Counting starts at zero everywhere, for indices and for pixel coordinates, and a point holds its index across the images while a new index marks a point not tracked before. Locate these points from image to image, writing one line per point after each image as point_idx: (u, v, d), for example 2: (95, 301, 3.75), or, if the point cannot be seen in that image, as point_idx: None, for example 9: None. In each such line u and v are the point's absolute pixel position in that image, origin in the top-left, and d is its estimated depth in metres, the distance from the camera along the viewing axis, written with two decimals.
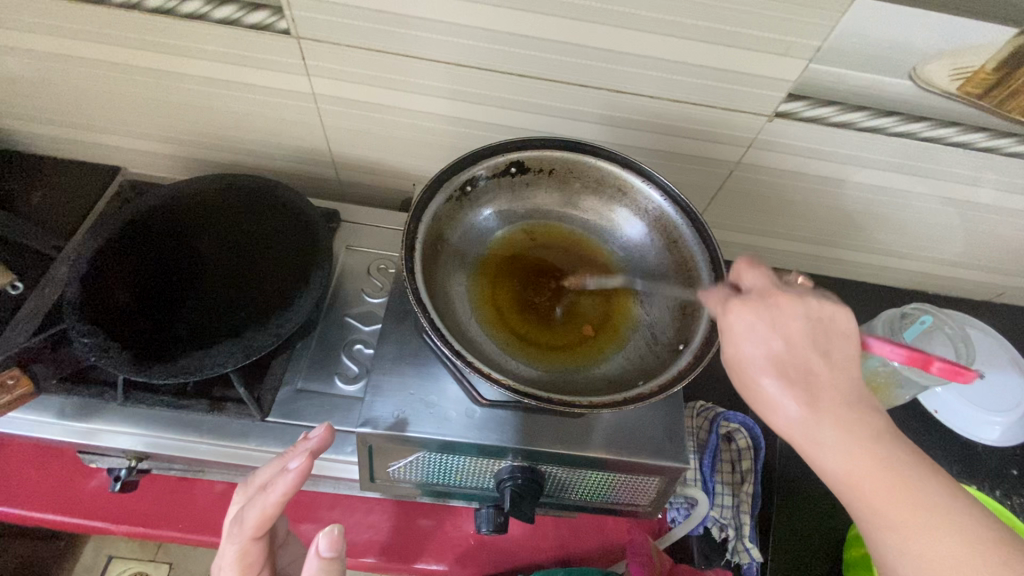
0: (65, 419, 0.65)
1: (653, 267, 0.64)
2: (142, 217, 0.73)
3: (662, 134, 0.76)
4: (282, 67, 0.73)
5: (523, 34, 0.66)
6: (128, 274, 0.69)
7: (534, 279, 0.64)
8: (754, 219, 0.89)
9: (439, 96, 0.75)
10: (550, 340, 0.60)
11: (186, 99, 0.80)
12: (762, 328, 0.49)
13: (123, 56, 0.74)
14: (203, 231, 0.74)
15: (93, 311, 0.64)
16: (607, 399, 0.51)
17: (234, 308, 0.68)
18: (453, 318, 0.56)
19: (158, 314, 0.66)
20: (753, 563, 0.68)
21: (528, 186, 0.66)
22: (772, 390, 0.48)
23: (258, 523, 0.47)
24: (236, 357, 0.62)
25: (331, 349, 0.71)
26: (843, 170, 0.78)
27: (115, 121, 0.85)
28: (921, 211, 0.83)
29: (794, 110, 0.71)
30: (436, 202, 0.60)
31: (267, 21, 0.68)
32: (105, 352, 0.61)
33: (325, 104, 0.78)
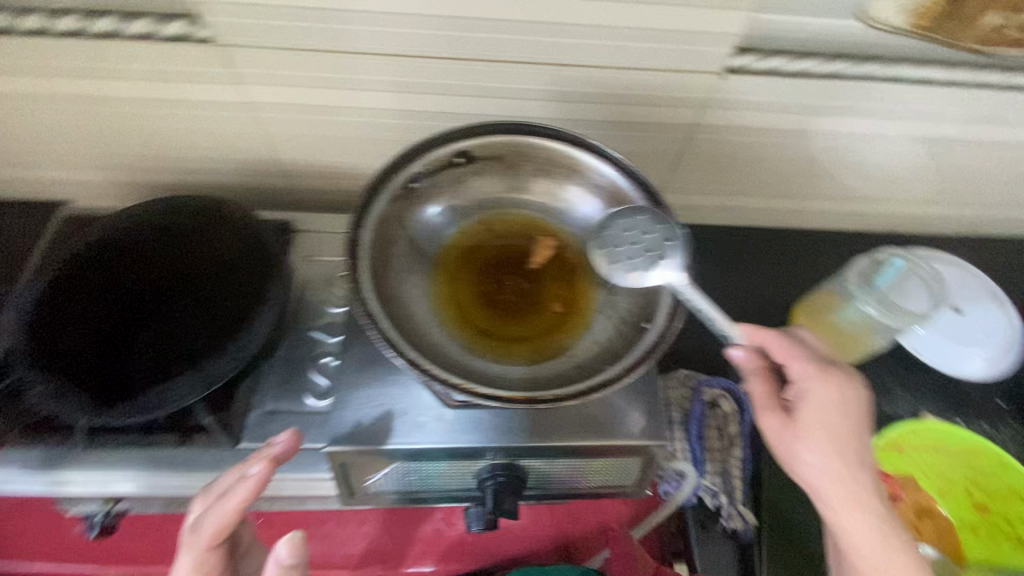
0: (30, 471, 0.63)
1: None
2: (88, 250, 0.69)
3: (615, 104, 0.73)
4: (212, 79, 0.70)
5: (456, 16, 0.63)
6: (76, 316, 0.66)
7: (497, 275, 0.63)
8: (722, 181, 0.87)
9: (382, 94, 0.72)
10: (515, 333, 0.59)
11: (117, 124, 0.76)
12: (823, 398, 0.60)
13: (44, 87, 0.71)
14: (154, 257, 0.71)
15: (41, 358, 0.61)
16: (579, 389, 0.50)
17: (194, 334, 0.66)
18: (410, 321, 0.55)
19: (112, 353, 0.64)
20: (746, 526, 0.69)
21: (478, 174, 0.63)
22: (805, 435, 0.59)
23: (217, 531, 0.50)
24: (197, 389, 0.60)
25: (299, 365, 0.69)
26: (803, 120, 0.76)
27: (44, 153, 0.81)
28: (888, 154, 0.82)
29: (743, 65, 0.69)
30: (379, 204, 0.57)
31: (186, 31, 0.65)
32: (62, 399, 0.58)
33: (263, 113, 0.75)
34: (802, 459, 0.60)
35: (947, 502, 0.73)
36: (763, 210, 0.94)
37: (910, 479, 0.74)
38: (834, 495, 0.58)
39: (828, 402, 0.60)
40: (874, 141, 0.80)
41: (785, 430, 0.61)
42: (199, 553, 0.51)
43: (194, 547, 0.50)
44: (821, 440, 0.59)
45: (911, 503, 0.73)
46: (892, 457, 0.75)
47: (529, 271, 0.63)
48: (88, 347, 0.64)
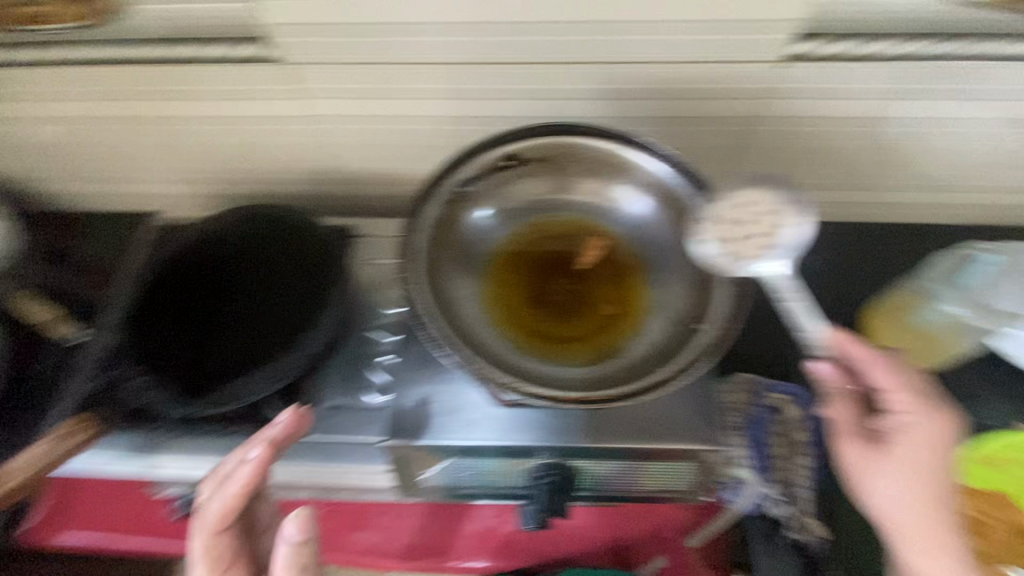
0: (128, 455, 0.70)
1: (666, 247, 0.63)
2: (175, 255, 0.77)
3: (668, 100, 0.72)
4: (281, 95, 0.75)
5: (505, 21, 0.64)
6: (164, 317, 0.72)
7: (547, 274, 0.64)
8: (785, 175, 0.83)
9: (434, 101, 0.74)
10: (566, 333, 0.61)
11: (199, 140, 0.83)
12: (925, 435, 0.57)
13: (141, 110, 0.79)
14: (231, 262, 0.77)
15: (139, 354, 0.69)
16: (632, 389, 0.52)
17: (268, 334, 0.71)
18: (461, 322, 0.57)
19: (197, 351, 0.71)
20: (815, 539, 0.65)
21: (527, 176, 0.64)
22: (899, 471, 0.57)
23: (220, 515, 0.54)
24: (269, 385, 0.65)
25: (359, 363, 0.73)
26: (876, 106, 0.71)
27: (139, 169, 0.90)
28: (978, 139, 0.75)
29: (807, 52, 0.65)
30: (432, 211, 0.60)
31: (259, 52, 0.71)
32: (159, 390, 0.66)
33: (327, 125, 0.79)
34: (887, 491, 0.57)
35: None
36: (832, 204, 0.88)
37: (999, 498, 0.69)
38: (917, 531, 0.56)
39: (928, 441, 0.56)
40: (960, 127, 0.73)
41: (874, 458, 0.58)
42: (207, 535, 0.54)
43: (203, 530, 0.54)
44: (915, 477, 0.56)
45: (1005, 522, 0.68)
46: (983, 476, 0.69)
47: (579, 270, 0.64)
48: (173, 342, 0.71)
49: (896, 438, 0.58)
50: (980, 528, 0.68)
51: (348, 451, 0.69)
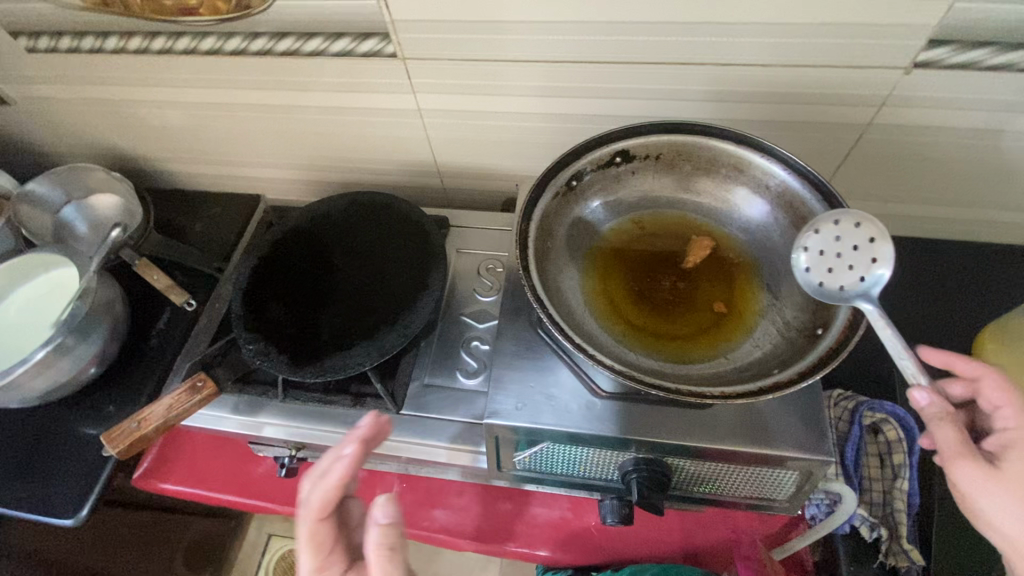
0: (237, 414, 0.76)
1: (775, 251, 0.62)
2: (288, 234, 0.84)
3: (773, 103, 0.71)
4: (390, 88, 0.80)
5: (617, 21, 0.65)
6: (276, 288, 0.78)
7: (650, 271, 0.64)
8: (893, 187, 0.80)
9: (538, 97, 0.76)
10: (670, 329, 0.60)
11: (310, 128, 0.89)
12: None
13: (261, 98, 0.85)
14: (335, 242, 0.83)
15: (252, 321, 0.74)
16: (752, 391, 0.50)
17: (368, 311, 0.75)
18: (567, 309, 0.58)
19: (302, 322, 0.75)
20: (912, 566, 0.62)
21: (635, 173, 0.66)
22: (1017, 492, 0.52)
23: (321, 505, 0.53)
24: (372, 357, 0.69)
25: (451, 346, 0.76)
26: (1003, 118, 0.67)
27: (251, 153, 0.97)
28: None
29: (936, 58, 0.62)
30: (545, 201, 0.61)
31: (377, 47, 0.74)
32: (268, 356, 0.71)
33: (429, 118, 0.83)
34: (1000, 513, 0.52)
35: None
36: (942, 219, 0.84)
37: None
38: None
39: None
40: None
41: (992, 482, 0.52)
42: (311, 523, 0.54)
43: (306, 520, 0.54)
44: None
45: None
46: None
47: (682, 268, 0.64)
48: (283, 313, 0.76)
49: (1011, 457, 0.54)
50: None
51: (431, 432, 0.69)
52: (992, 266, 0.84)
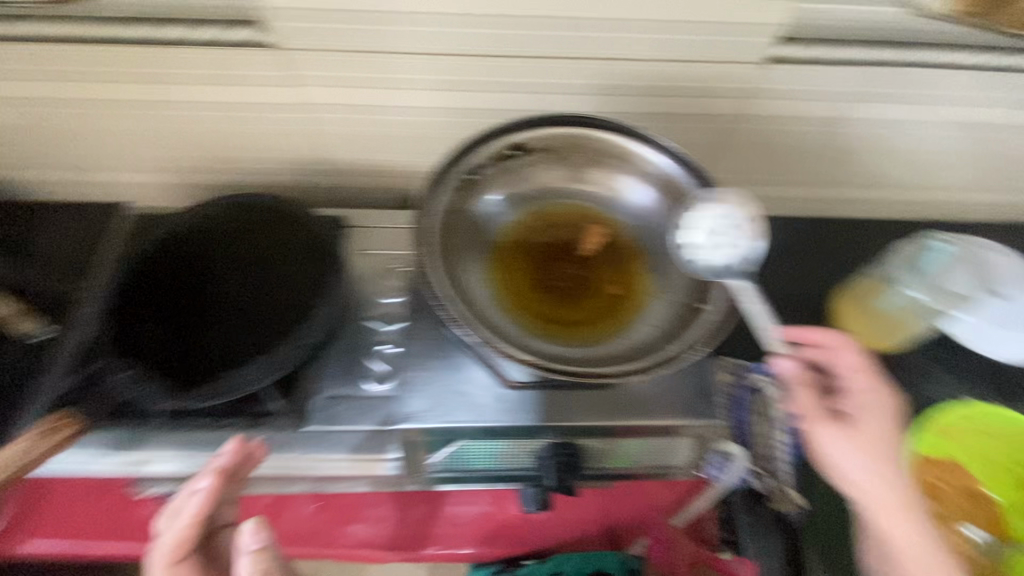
0: (113, 453, 0.68)
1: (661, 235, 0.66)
2: (150, 246, 0.73)
3: (652, 97, 0.75)
4: (267, 82, 0.74)
5: (500, 15, 0.66)
6: (148, 307, 0.69)
7: (550, 261, 0.67)
8: (768, 169, 0.87)
9: (440, 86, 0.74)
10: (571, 316, 0.63)
11: (185, 124, 0.80)
12: (878, 415, 0.62)
13: (111, 92, 0.75)
14: (214, 251, 0.75)
15: (118, 345, 0.65)
16: (643, 368, 0.55)
17: (264, 325, 0.70)
18: (473, 303, 0.59)
19: (188, 342, 0.69)
20: (796, 509, 0.69)
21: (533, 166, 0.67)
22: (859, 447, 0.60)
23: (174, 545, 0.53)
24: (268, 372, 0.63)
25: (357, 354, 0.73)
26: (839, 107, 0.77)
27: (106, 156, 0.85)
28: (924, 141, 0.83)
29: (781, 53, 0.70)
30: (438, 199, 0.62)
31: (250, 37, 0.70)
32: (140, 385, 0.62)
33: (312, 114, 0.78)
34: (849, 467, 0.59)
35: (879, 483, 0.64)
36: (813, 199, 0.94)
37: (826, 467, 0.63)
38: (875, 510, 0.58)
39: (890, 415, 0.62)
40: (925, 121, 0.80)
41: (838, 442, 0.60)
42: (165, 568, 0.53)
43: (160, 565, 0.53)
44: (876, 454, 0.59)
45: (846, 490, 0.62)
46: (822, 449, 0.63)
47: (577, 257, 0.67)
48: (151, 339, 0.67)
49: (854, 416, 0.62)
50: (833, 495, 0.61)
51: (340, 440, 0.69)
52: None
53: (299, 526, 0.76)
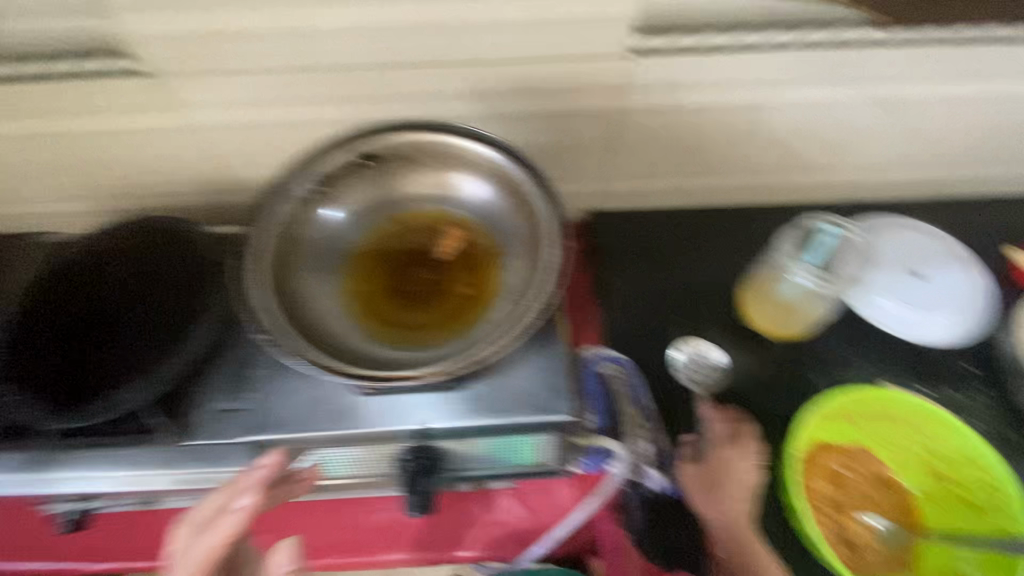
0: (15, 472, 0.57)
1: (519, 234, 0.50)
2: (79, 258, 0.65)
3: (694, 98, 0.67)
4: (266, 100, 0.66)
5: (521, 19, 0.58)
6: (49, 319, 0.60)
7: (401, 265, 0.52)
8: (782, 150, 0.77)
9: (386, 90, 0.65)
10: (411, 321, 0.49)
11: (116, 146, 0.70)
12: (731, 451, 0.60)
13: (80, 125, 0.67)
14: (120, 267, 0.64)
15: (13, 370, 0.56)
16: (534, 305, 0.43)
17: (142, 340, 0.59)
18: (312, 318, 0.46)
19: (74, 360, 0.58)
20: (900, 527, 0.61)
21: (420, 159, 0.52)
22: (708, 470, 0.59)
23: (209, 556, 0.42)
24: (149, 390, 0.55)
25: (246, 366, 0.61)
26: (903, 87, 0.68)
27: (61, 186, 0.76)
28: (1011, 110, 0.72)
29: (827, 39, 0.63)
30: (282, 210, 0.49)
31: (230, 53, 0.61)
32: (26, 406, 0.54)
33: (314, 119, 0.68)
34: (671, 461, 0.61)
35: (906, 472, 0.62)
36: (837, 184, 0.83)
37: (863, 449, 0.63)
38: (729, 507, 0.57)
39: (727, 457, 0.59)
40: (973, 106, 0.71)
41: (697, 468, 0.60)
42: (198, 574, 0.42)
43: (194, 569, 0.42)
44: (717, 476, 0.59)
45: (865, 474, 0.62)
46: (840, 426, 0.63)
47: (433, 260, 0.52)
48: (50, 347, 0.59)
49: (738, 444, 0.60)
50: (837, 477, 0.61)
51: (334, 467, 0.53)
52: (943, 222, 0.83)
53: (312, 537, 0.66)
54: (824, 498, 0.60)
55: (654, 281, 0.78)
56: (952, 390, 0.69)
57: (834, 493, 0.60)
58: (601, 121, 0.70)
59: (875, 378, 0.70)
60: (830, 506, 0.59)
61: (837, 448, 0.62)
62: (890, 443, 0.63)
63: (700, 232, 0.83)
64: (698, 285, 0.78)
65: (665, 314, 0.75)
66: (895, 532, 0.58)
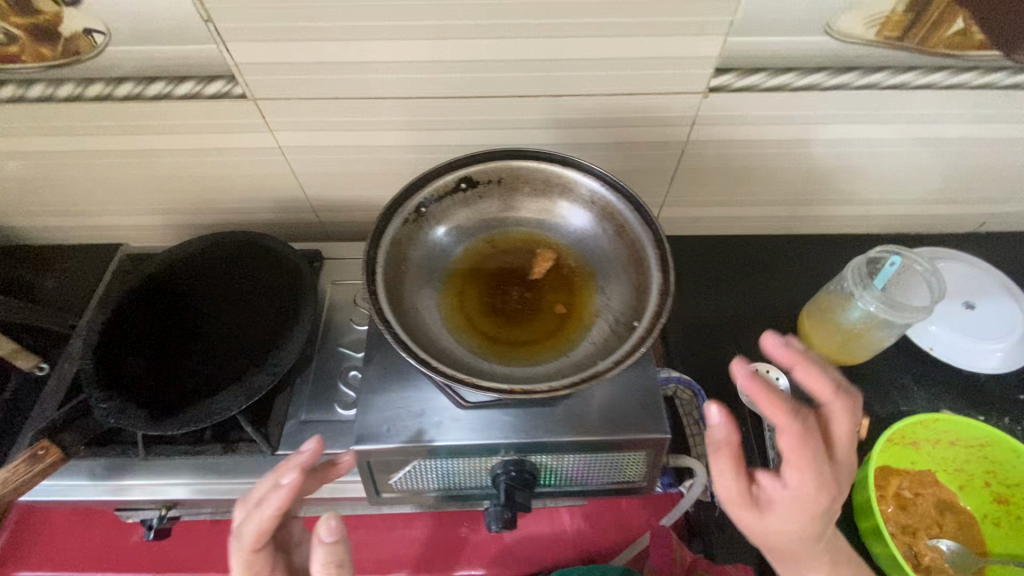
0: (96, 480, 0.57)
1: (614, 257, 0.53)
2: (167, 272, 0.67)
3: (761, 135, 0.70)
4: (351, 126, 0.68)
5: (609, 57, 0.60)
6: (141, 330, 0.63)
7: (498, 284, 0.54)
8: (837, 185, 0.79)
9: (469, 118, 0.67)
10: (513, 338, 0.51)
11: (197, 165, 0.72)
12: (809, 484, 0.45)
13: (166, 144, 0.69)
14: (208, 282, 0.67)
15: (107, 378, 0.58)
16: (647, 323, 0.45)
17: (232, 352, 0.61)
18: (424, 332, 0.48)
19: (166, 370, 0.60)
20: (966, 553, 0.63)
21: (518, 184, 0.55)
22: (772, 500, 0.47)
23: (257, 535, 0.47)
24: (240, 401, 0.56)
25: (328, 379, 0.63)
26: (963, 129, 0.70)
27: (138, 199, 0.78)
28: None
29: (905, 82, 0.64)
30: (392, 229, 0.51)
31: (323, 80, 0.63)
32: (123, 414, 0.55)
33: (395, 144, 0.71)
34: (737, 477, 0.48)
35: (968, 497, 0.64)
36: (886, 218, 0.86)
37: (927, 473, 0.65)
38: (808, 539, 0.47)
39: (805, 495, 0.45)
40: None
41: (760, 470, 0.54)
42: (245, 555, 0.48)
43: (240, 550, 0.47)
44: (787, 513, 0.46)
45: (930, 498, 0.63)
46: (904, 452, 0.64)
47: (529, 279, 0.55)
48: (145, 357, 0.60)
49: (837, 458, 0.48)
50: (904, 501, 0.63)
51: (426, 481, 0.54)
52: (989, 257, 0.86)
53: (382, 551, 0.66)
54: (894, 523, 0.61)
55: (710, 307, 0.80)
56: (1008, 420, 0.70)
57: (902, 517, 0.62)
58: (670, 153, 0.72)
59: (933, 406, 0.71)
60: (899, 530, 0.61)
61: (901, 473, 0.64)
62: (954, 468, 0.65)
63: (753, 259, 0.86)
64: (753, 312, 0.80)
65: (722, 339, 0.77)
66: (965, 556, 0.59)
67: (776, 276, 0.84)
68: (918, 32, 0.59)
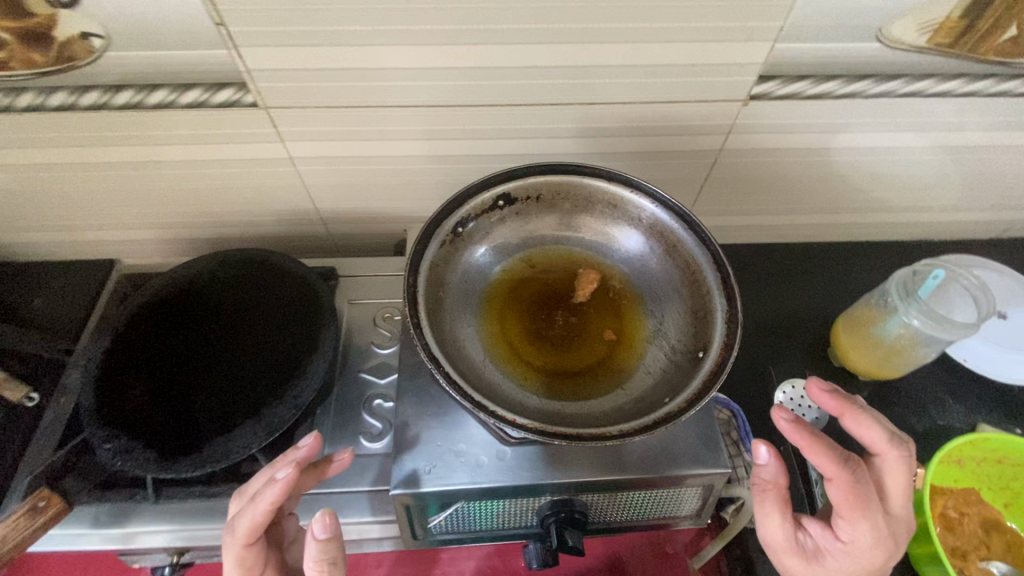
0: (99, 528, 0.52)
1: (665, 279, 0.50)
2: (169, 293, 0.62)
3: (797, 142, 0.67)
4: (369, 135, 0.64)
5: (649, 63, 0.57)
6: (144, 358, 0.57)
7: (540, 308, 0.51)
8: (867, 193, 0.77)
9: (494, 126, 0.63)
10: (561, 368, 0.47)
11: (199, 176, 0.67)
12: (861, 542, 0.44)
13: (168, 155, 0.64)
14: (216, 304, 0.62)
15: (107, 413, 0.53)
16: (715, 354, 0.42)
17: (247, 381, 0.57)
18: (470, 364, 0.45)
19: (175, 402, 0.55)
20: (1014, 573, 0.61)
21: (559, 201, 0.52)
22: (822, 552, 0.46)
23: (249, 529, 0.43)
24: (259, 438, 0.52)
25: (350, 409, 0.59)
26: (999, 135, 0.69)
27: (133, 212, 0.72)
28: None
29: (950, 90, 0.62)
30: (430, 252, 0.47)
31: (342, 87, 0.58)
32: (130, 455, 0.50)
33: (414, 154, 0.67)
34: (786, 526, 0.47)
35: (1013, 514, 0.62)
36: (910, 225, 0.84)
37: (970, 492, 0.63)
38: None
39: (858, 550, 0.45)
40: None
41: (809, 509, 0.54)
42: (238, 549, 0.44)
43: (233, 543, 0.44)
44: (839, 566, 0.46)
45: (975, 517, 0.62)
46: (949, 471, 0.62)
47: (572, 302, 0.51)
48: (150, 389, 0.55)
49: (893, 511, 0.46)
50: (950, 521, 0.61)
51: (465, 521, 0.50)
52: (1013, 263, 0.85)
53: None
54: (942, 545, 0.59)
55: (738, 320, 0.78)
56: None
57: (949, 539, 0.60)
58: (702, 161, 0.69)
59: (970, 419, 0.70)
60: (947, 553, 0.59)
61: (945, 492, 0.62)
62: (997, 486, 0.63)
63: (777, 268, 0.84)
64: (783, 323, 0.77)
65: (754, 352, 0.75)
66: None
67: (802, 285, 0.82)
68: (969, 40, 0.57)
